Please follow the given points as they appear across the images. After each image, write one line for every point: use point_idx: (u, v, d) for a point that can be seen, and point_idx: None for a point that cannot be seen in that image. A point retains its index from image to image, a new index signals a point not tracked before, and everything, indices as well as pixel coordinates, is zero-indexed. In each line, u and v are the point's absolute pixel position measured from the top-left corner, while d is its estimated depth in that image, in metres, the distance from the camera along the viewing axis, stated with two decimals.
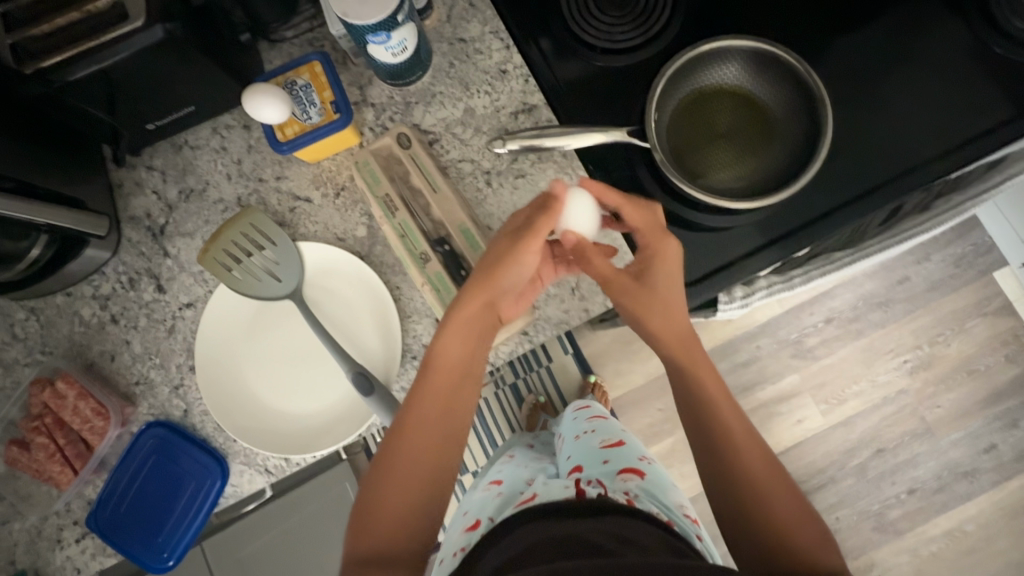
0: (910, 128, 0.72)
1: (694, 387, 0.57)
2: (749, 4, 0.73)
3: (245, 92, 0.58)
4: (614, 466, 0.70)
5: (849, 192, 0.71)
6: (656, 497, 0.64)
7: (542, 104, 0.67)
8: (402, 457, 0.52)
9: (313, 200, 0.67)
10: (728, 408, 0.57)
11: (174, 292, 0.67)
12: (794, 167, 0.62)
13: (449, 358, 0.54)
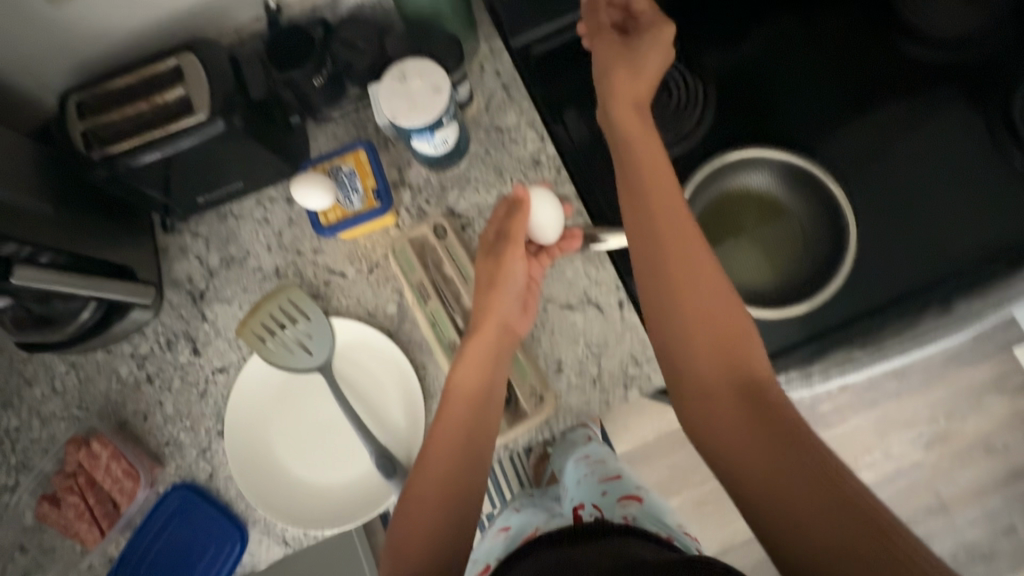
0: (946, 233, 0.71)
1: (707, 305, 0.51)
2: (774, 109, 0.76)
3: (293, 180, 0.61)
4: (612, 497, 0.75)
5: (882, 296, 0.70)
6: (652, 517, 0.69)
7: (573, 195, 0.69)
8: (426, 483, 0.56)
9: (347, 275, 0.70)
10: (752, 346, 0.50)
11: (209, 356, 0.69)
12: (814, 279, 0.64)
13: (469, 390, 0.58)
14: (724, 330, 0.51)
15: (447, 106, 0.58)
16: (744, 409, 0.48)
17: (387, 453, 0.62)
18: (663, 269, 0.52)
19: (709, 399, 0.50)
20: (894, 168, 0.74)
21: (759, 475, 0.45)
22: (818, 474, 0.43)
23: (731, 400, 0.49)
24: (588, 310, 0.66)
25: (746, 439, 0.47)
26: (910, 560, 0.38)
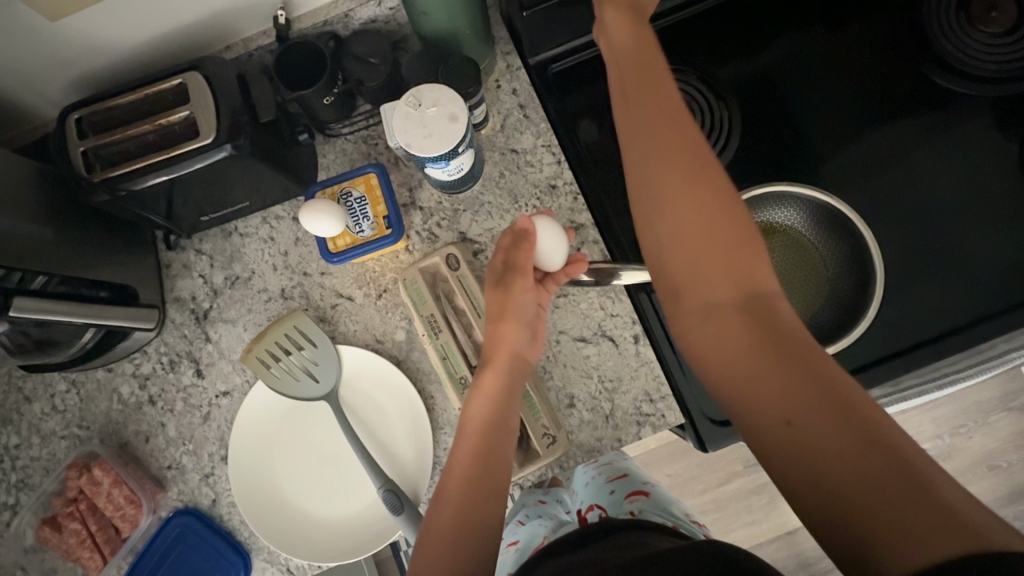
0: (989, 268, 0.66)
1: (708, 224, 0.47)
2: (806, 133, 0.72)
3: (303, 206, 0.59)
4: (620, 495, 0.79)
5: (915, 334, 0.66)
6: (658, 509, 0.74)
7: (590, 223, 0.67)
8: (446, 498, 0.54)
9: (355, 299, 0.68)
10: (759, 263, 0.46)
11: (212, 378, 0.68)
12: (835, 324, 0.61)
13: (483, 413, 0.56)
14: (749, 274, 0.46)
15: (465, 135, 0.56)
16: (770, 356, 0.42)
17: (394, 486, 0.60)
18: (679, 211, 0.47)
19: (729, 347, 0.44)
20: (933, 198, 0.68)
21: (792, 427, 0.39)
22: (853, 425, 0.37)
23: (754, 344, 0.43)
24: (602, 343, 0.64)
25: (771, 378, 0.41)
26: (944, 507, 0.33)
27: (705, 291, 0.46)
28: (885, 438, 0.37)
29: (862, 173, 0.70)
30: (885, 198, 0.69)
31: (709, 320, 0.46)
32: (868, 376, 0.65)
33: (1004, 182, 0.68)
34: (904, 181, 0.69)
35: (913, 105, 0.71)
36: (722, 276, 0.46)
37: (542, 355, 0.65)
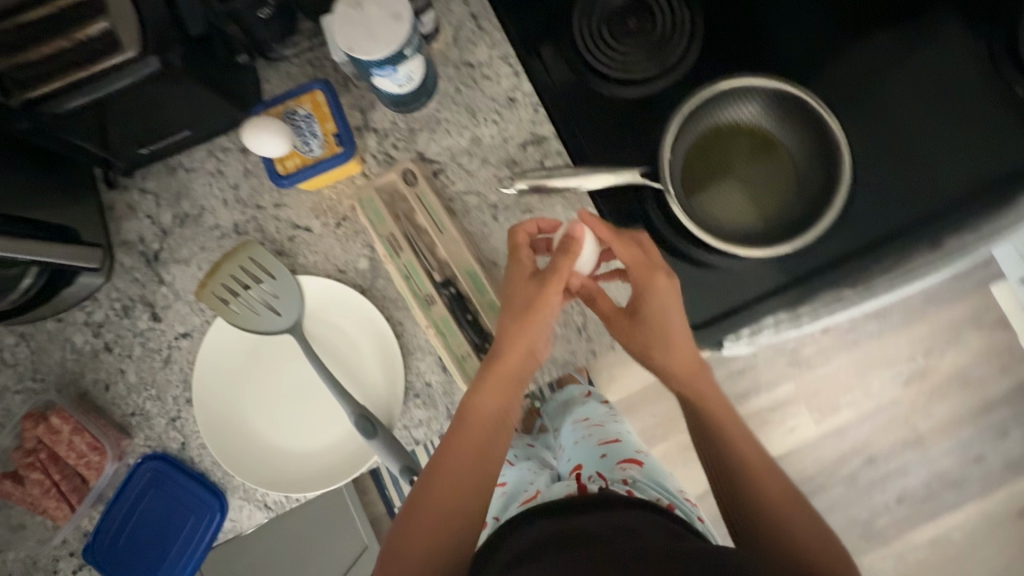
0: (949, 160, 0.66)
1: (699, 411, 0.58)
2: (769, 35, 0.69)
3: (245, 124, 0.55)
4: (613, 459, 0.74)
5: (877, 229, 0.66)
6: (654, 482, 0.70)
7: (552, 135, 0.64)
8: (422, 524, 0.51)
9: (313, 229, 0.65)
10: (739, 431, 0.58)
11: (170, 321, 0.65)
12: (804, 220, 0.61)
13: (484, 419, 0.53)
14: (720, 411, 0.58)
15: (411, 36, 0.52)
16: (741, 486, 0.55)
17: (366, 411, 0.59)
18: (677, 308, 0.57)
19: (712, 459, 0.58)
20: (898, 95, 0.67)
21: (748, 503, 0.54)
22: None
23: (731, 491, 0.56)
24: None
25: (752, 487, 0.55)
26: None
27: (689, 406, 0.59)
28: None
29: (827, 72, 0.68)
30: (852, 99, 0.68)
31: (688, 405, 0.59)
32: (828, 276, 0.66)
33: (968, 72, 0.67)
34: (869, 78, 0.68)
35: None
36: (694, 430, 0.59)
37: None
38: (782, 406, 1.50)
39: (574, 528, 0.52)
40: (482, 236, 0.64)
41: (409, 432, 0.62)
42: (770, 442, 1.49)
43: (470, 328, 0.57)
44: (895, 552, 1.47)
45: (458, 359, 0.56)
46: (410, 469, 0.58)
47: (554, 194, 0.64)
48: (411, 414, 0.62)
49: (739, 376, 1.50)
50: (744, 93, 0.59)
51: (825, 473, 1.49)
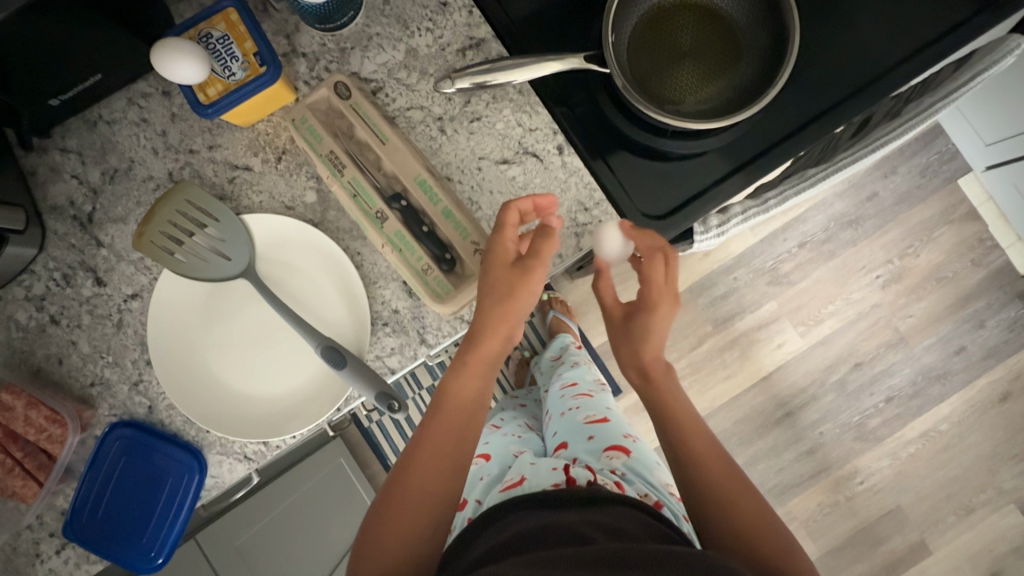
0: (885, 27, 0.67)
1: (667, 408, 0.61)
2: None
3: (153, 48, 0.51)
4: (599, 443, 0.71)
5: (828, 99, 0.66)
6: (641, 472, 0.66)
7: (490, 36, 0.61)
8: (389, 527, 0.48)
9: (253, 167, 0.61)
10: (701, 438, 0.59)
11: (116, 284, 0.62)
12: (760, 85, 0.59)
13: (466, 402, 0.53)
14: (709, 449, 0.58)
15: None
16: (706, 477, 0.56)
17: (333, 342, 0.56)
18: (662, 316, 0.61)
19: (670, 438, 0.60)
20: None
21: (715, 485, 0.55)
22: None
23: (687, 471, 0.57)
24: (526, 162, 0.61)
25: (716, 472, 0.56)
26: None
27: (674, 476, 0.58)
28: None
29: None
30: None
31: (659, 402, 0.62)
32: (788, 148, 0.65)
33: None
34: None
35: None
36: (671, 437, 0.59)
37: (466, 186, 0.60)
38: (767, 325, 1.51)
39: (556, 521, 0.48)
40: (432, 151, 0.61)
41: (382, 361, 0.60)
42: (759, 361, 1.51)
43: (428, 239, 0.54)
44: (889, 450, 1.50)
45: (419, 274, 0.54)
46: (386, 395, 0.56)
47: (500, 98, 0.61)
48: (382, 343, 0.60)
49: (723, 300, 1.51)
50: None
51: (816, 384, 1.51)
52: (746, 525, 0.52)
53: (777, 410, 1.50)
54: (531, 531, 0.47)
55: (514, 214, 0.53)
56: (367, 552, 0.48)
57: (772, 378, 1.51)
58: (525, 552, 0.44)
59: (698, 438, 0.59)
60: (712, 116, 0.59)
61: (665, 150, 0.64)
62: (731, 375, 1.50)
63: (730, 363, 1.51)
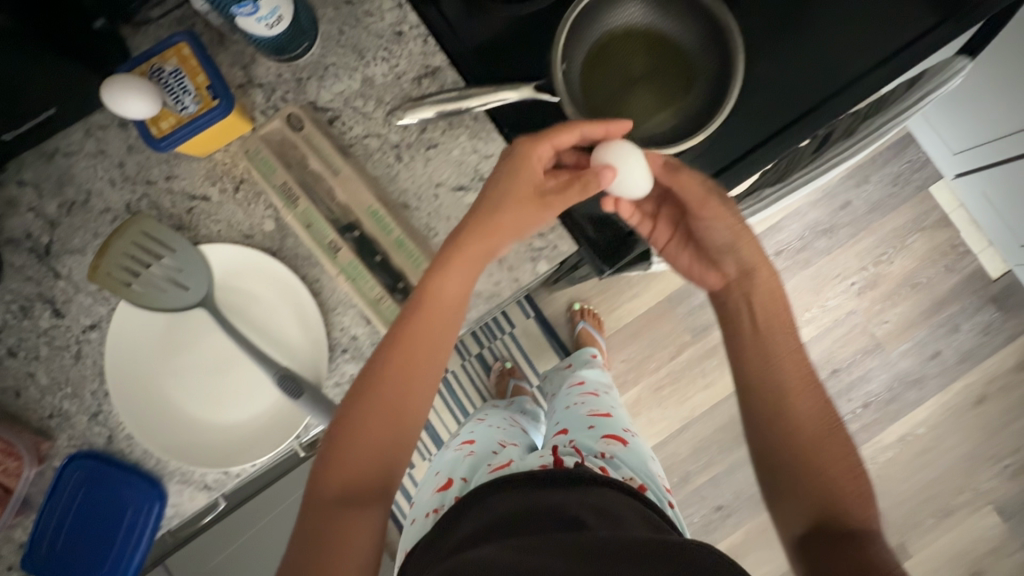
0: (848, 41, 0.66)
1: (764, 328, 0.58)
2: None
3: (104, 83, 0.51)
4: (597, 432, 0.76)
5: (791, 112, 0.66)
6: (631, 461, 0.71)
7: (445, 64, 0.61)
8: (356, 449, 0.50)
9: (211, 197, 0.62)
10: (793, 366, 0.56)
11: (74, 315, 0.62)
12: (711, 105, 0.60)
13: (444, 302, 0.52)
14: (805, 387, 0.55)
15: None
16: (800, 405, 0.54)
17: (289, 371, 0.57)
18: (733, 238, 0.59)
19: (759, 359, 0.56)
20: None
21: (807, 414, 0.54)
22: (853, 550, 0.47)
23: (780, 401, 0.55)
24: (482, 187, 0.61)
25: (808, 399, 0.54)
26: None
27: (798, 413, 0.54)
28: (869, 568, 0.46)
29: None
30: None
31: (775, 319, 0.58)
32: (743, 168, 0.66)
33: None
34: None
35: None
36: (763, 364, 0.56)
37: (423, 212, 0.61)
38: None
39: (548, 502, 0.54)
40: (389, 178, 0.61)
41: (342, 389, 0.60)
42: None
43: (380, 269, 0.54)
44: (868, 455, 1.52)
45: (372, 303, 0.54)
46: None
47: (456, 125, 0.61)
48: (341, 370, 0.60)
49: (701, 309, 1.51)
50: None
51: None
52: (817, 479, 0.51)
53: None
54: (522, 513, 0.53)
55: (568, 137, 0.53)
56: (334, 468, 0.49)
57: None
58: (512, 532, 0.51)
59: (779, 354, 0.56)
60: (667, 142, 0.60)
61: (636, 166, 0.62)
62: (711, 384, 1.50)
63: (710, 371, 1.48)
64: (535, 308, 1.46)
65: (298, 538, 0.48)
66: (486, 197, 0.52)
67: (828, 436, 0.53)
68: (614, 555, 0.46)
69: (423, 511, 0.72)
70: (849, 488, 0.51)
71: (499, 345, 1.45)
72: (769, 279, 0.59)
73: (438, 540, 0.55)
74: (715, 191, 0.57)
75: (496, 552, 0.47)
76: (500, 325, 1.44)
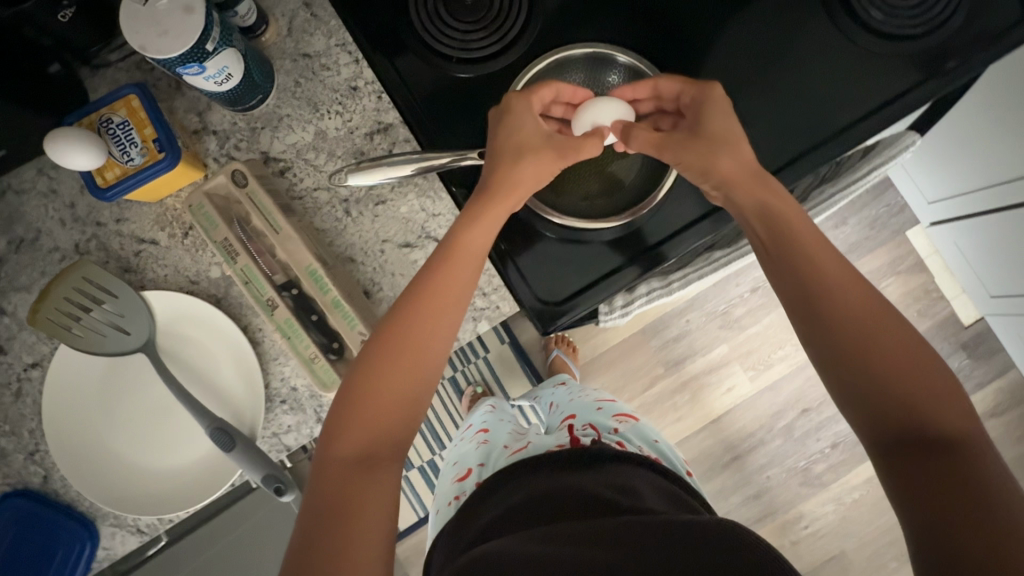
0: (805, 111, 0.65)
1: (797, 256, 0.51)
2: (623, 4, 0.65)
3: (49, 136, 0.51)
4: (607, 412, 0.81)
5: None
6: (641, 434, 0.77)
7: (398, 121, 0.63)
8: (370, 412, 0.50)
9: (159, 241, 0.62)
10: (824, 253, 0.51)
11: (17, 352, 0.62)
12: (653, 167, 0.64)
13: (473, 251, 0.55)
14: (878, 325, 0.48)
15: (209, 27, 0.49)
16: (866, 340, 0.47)
17: (223, 423, 0.57)
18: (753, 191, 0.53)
19: (814, 300, 0.50)
20: (753, 53, 0.65)
21: (863, 340, 0.47)
22: (969, 500, 0.40)
23: (807, 308, 0.50)
24: (428, 245, 0.62)
25: (860, 313, 0.48)
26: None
27: (845, 378, 0.48)
28: (994, 512, 0.39)
29: (688, 30, 0.65)
30: (713, 57, 0.65)
31: (821, 251, 0.51)
32: (695, 233, 0.64)
33: (819, 25, 0.66)
34: (727, 36, 0.65)
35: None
36: (811, 324, 0.50)
37: (369, 267, 0.62)
38: (716, 369, 1.45)
39: (564, 484, 0.59)
40: (336, 232, 0.62)
41: (278, 438, 0.62)
42: (709, 405, 1.45)
43: (316, 328, 0.56)
44: (834, 495, 1.44)
45: (306, 361, 0.56)
46: (273, 478, 0.58)
47: (405, 182, 0.62)
48: (277, 421, 0.61)
49: (674, 343, 1.45)
50: (561, 64, 0.64)
51: (763, 429, 1.45)
52: (905, 411, 0.45)
53: (724, 454, 1.45)
54: (546, 497, 0.57)
55: (543, 96, 0.58)
56: (346, 431, 0.50)
57: (720, 422, 1.45)
58: (534, 520, 0.55)
59: (828, 299, 0.49)
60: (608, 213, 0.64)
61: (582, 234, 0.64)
62: (680, 419, 1.45)
63: (680, 406, 1.45)
64: (510, 334, 1.40)
65: (314, 506, 0.47)
66: (496, 161, 0.56)
67: (918, 379, 0.45)
68: (646, 532, 0.48)
69: (445, 500, 0.74)
70: (951, 416, 0.44)
71: (473, 369, 1.40)
72: (825, 265, 0.50)
73: (465, 537, 0.59)
74: (702, 101, 0.56)
75: (517, 538, 0.51)
76: (474, 349, 1.39)
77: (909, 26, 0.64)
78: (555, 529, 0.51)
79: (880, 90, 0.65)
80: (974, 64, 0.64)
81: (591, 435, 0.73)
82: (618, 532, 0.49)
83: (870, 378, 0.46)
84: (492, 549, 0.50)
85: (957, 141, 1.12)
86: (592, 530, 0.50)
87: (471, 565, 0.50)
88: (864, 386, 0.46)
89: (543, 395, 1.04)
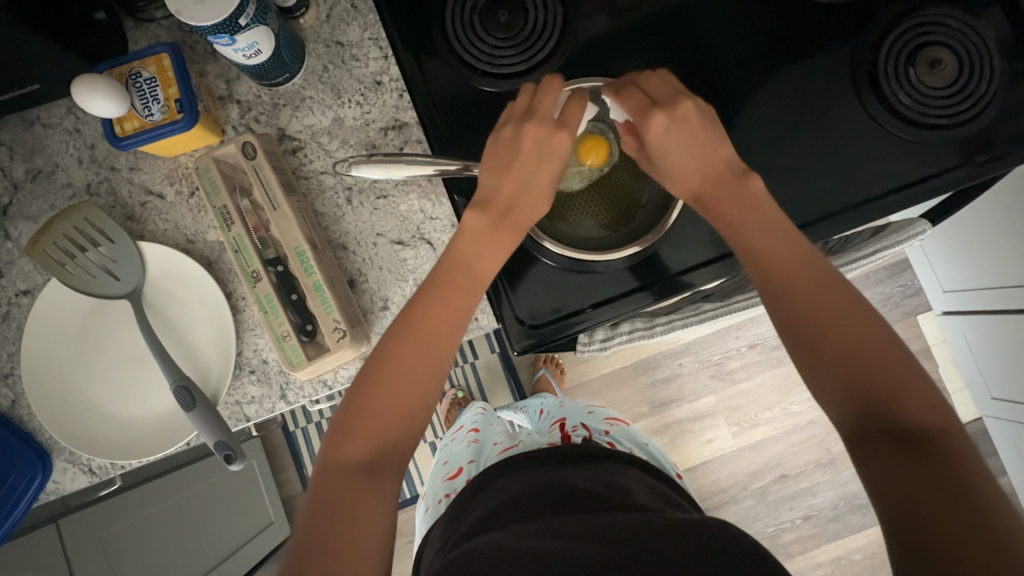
0: (819, 179, 0.65)
1: (805, 300, 0.50)
2: (657, 48, 0.66)
3: (75, 80, 0.53)
4: (598, 414, 0.81)
5: None
6: (629, 437, 0.77)
7: (413, 122, 0.64)
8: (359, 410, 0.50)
9: (166, 196, 0.64)
10: (836, 296, 0.50)
11: (13, 278, 0.64)
12: (655, 211, 0.63)
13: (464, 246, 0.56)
14: (868, 353, 0.47)
15: (244, 3, 0.50)
16: (881, 382, 0.46)
17: (187, 382, 0.58)
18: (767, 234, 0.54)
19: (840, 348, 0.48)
20: (776, 116, 0.66)
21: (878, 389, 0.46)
22: (969, 528, 0.39)
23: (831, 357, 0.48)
24: (420, 247, 0.63)
25: (876, 362, 0.47)
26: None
27: (856, 425, 0.46)
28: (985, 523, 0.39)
29: (719, 83, 0.66)
30: (739, 113, 0.66)
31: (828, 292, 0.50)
32: (693, 278, 0.64)
33: (849, 99, 0.65)
34: (755, 96, 0.66)
35: (785, 26, 0.66)
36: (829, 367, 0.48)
37: (358, 256, 0.64)
38: (700, 418, 1.42)
39: (553, 475, 0.59)
40: (335, 218, 0.64)
41: (241, 407, 0.63)
42: (686, 452, 1.42)
43: (294, 308, 0.58)
44: (797, 568, 1.41)
45: (278, 338, 0.57)
46: (225, 445, 0.58)
47: (408, 182, 0.63)
48: (243, 389, 0.63)
49: (663, 384, 1.42)
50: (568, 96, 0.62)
51: (737, 486, 1.42)
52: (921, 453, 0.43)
53: None
54: (531, 489, 0.57)
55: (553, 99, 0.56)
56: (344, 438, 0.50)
57: (694, 472, 1.42)
58: (522, 509, 0.55)
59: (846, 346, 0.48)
60: (610, 247, 0.63)
61: (585, 265, 0.64)
62: None
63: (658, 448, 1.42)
64: (501, 344, 1.40)
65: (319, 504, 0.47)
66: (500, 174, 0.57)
67: (904, 395, 0.45)
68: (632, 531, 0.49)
69: (434, 497, 0.74)
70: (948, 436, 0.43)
71: (458, 372, 1.40)
72: (810, 291, 0.50)
73: (456, 531, 0.58)
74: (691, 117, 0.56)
75: (515, 532, 0.51)
76: (462, 352, 1.40)
77: (937, 116, 0.63)
78: (552, 521, 0.51)
79: (902, 172, 0.65)
80: (1004, 162, 0.63)
81: (583, 434, 0.75)
82: (613, 524, 0.50)
83: (873, 423, 0.45)
84: (486, 542, 0.50)
85: (974, 240, 1.13)
86: (589, 523, 0.50)
87: (469, 556, 0.50)
88: (874, 424, 0.45)
89: (531, 402, 1.04)
